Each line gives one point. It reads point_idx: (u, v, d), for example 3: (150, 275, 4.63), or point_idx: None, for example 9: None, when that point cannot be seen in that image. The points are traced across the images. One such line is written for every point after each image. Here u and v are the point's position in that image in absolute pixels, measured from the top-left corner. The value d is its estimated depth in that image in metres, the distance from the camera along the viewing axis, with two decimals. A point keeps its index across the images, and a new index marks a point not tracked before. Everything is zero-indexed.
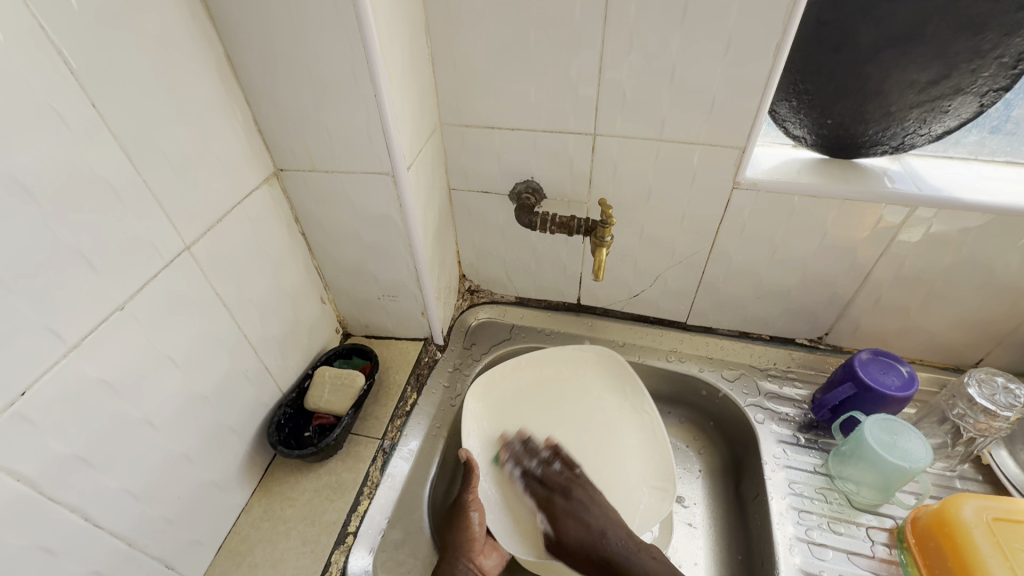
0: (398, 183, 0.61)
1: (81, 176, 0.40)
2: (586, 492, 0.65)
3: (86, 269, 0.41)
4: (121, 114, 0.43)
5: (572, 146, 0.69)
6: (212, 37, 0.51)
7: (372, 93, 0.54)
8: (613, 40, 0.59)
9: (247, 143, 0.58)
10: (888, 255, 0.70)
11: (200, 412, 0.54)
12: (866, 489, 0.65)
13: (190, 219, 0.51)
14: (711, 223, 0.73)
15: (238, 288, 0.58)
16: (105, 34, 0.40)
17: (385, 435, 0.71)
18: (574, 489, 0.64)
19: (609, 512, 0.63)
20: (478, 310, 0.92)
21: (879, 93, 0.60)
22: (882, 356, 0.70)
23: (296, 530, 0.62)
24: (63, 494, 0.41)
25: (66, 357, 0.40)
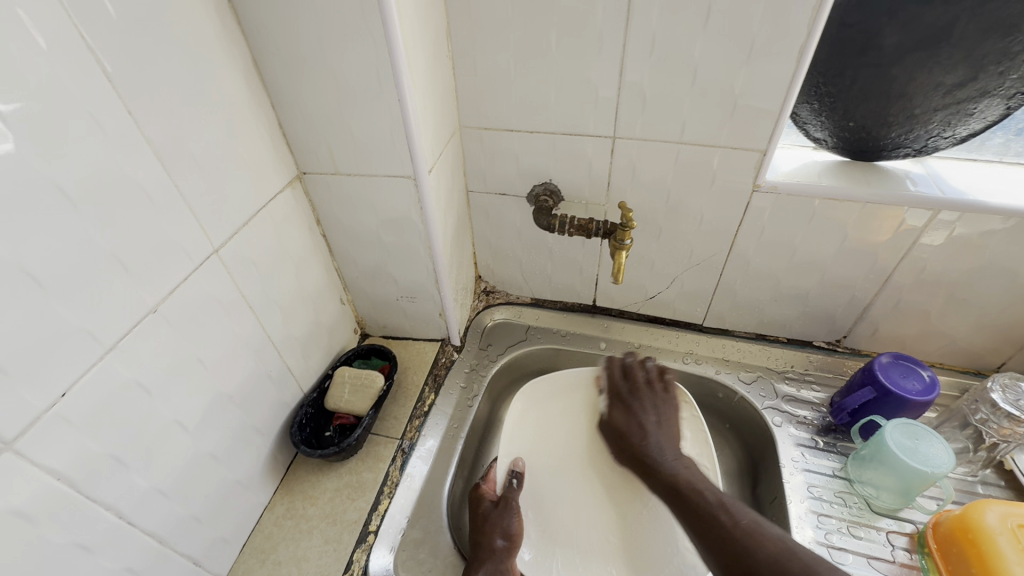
0: (419, 186, 0.62)
1: (116, 181, 0.41)
2: (653, 402, 0.68)
3: (121, 272, 0.42)
4: (153, 120, 0.43)
5: (592, 148, 0.69)
6: (239, 41, 0.52)
7: (394, 97, 0.54)
8: (635, 42, 0.59)
9: (272, 146, 0.58)
10: (910, 258, 0.69)
11: (226, 411, 0.55)
12: (886, 493, 0.65)
13: (218, 222, 0.51)
14: (729, 226, 0.73)
15: (262, 289, 0.59)
16: (138, 40, 0.41)
17: (404, 435, 0.72)
18: (634, 391, 0.69)
19: (665, 421, 0.66)
20: (494, 311, 0.92)
21: (903, 96, 0.59)
22: (902, 360, 0.70)
23: (318, 529, 0.63)
24: (98, 492, 0.42)
25: (103, 358, 0.41)
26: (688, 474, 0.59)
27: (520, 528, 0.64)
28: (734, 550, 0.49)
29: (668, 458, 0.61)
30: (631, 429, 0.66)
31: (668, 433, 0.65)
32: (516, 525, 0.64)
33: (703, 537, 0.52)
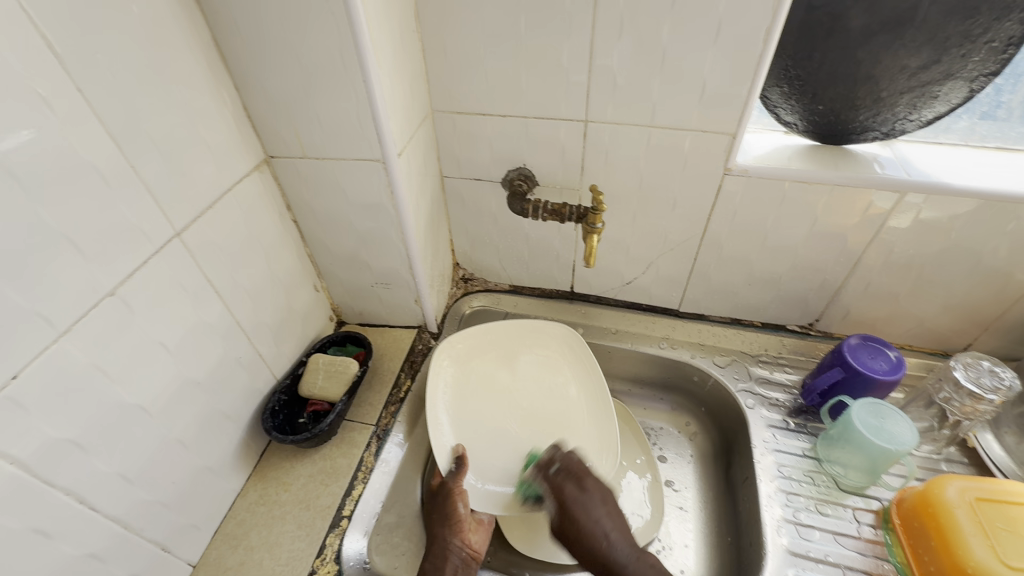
0: (389, 170, 0.61)
1: (69, 163, 0.40)
2: (583, 503, 0.58)
3: (77, 255, 0.41)
4: (107, 99, 0.42)
5: (564, 133, 0.69)
6: (199, 21, 0.51)
7: (361, 79, 0.53)
8: (604, 24, 0.58)
9: (237, 129, 0.57)
10: (877, 241, 0.70)
11: (193, 397, 0.55)
12: (853, 471, 0.67)
13: (180, 206, 0.51)
14: (702, 211, 0.73)
15: (229, 275, 0.59)
16: (88, 16, 0.40)
17: (379, 421, 0.72)
18: (581, 482, 0.60)
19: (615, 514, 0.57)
20: (473, 298, 0.93)
21: (870, 79, 0.60)
22: (870, 342, 0.71)
23: (292, 514, 0.63)
24: (57, 478, 0.42)
25: (57, 342, 0.40)
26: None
27: (463, 510, 0.62)
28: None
29: (627, 558, 0.54)
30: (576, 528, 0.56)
31: (613, 522, 0.57)
32: (461, 509, 0.62)
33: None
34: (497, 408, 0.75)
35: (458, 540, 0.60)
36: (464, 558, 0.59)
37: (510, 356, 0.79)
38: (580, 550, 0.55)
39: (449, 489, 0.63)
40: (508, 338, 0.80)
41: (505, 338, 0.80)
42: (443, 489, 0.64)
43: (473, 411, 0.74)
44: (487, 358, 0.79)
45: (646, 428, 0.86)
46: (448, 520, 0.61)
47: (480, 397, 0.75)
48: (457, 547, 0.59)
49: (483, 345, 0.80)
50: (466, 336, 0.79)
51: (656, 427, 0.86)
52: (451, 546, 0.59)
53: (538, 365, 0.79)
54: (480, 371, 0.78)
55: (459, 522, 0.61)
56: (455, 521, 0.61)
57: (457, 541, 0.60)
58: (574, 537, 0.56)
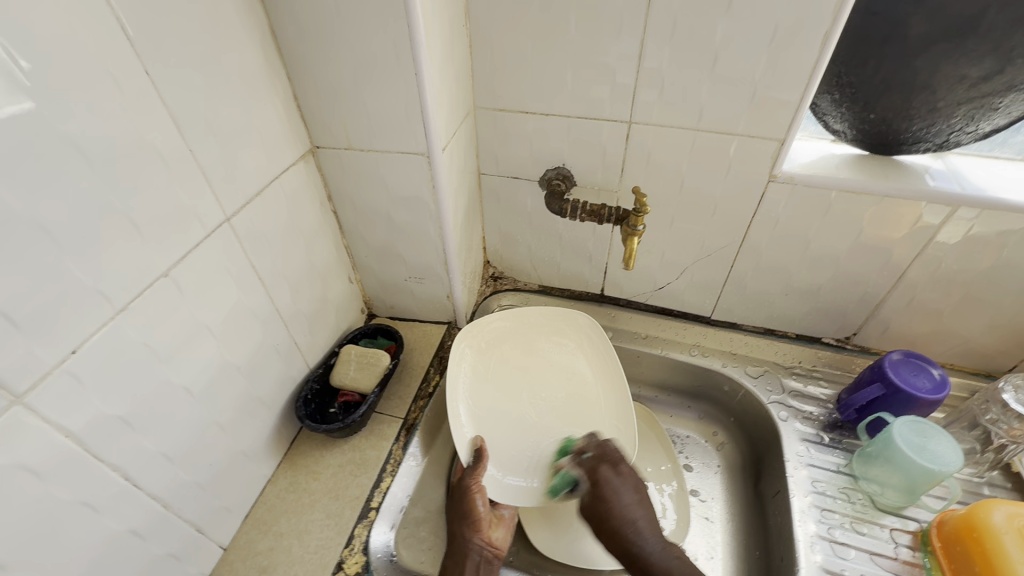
0: (432, 164, 0.61)
1: (134, 143, 0.41)
2: (615, 485, 0.60)
3: (136, 235, 0.42)
4: (170, 82, 0.43)
5: (607, 134, 0.69)
6: (258, 10, 0.51)
7: (412, 72, 0.54)
8: (656, 24, 0.58)
9: (287, 119, 0.58)
10: (924, 255, 0.68)
11: (232, 381, 0.55)
12: (890, 490, 0.65)
13: (232, 191, 0.51)
14: (744, 218, 0.72)
15: (272, 262, 0.59)
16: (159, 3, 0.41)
17: (408, 415, 0.72)
18: (620, 465, 0.62)
19: (644, 501, 0.59)
20: (502, 297, 0.92)
21: (926, 88, 0.58)
22: (913, 358, 0.69)
23: (321, 503, 0.63)
24: (105, 454, 0.42)
25: (114, 319, 0.41)
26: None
27: (482, 508, 0.61)
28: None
29: (655, 548, 0.55)
30: (608, 506, 0.58)
31: (641, 509, 0.58)
32: (480, 507, 0.61)
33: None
34: (518, 397, 0.74)
35: (479, 539, 0.60)
36: (485, 555, 0.59)
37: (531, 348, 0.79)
38: (605, 530, 0.57)
39: (467, 487, 0.62)
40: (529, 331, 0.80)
41: (527, 329, 0.80)
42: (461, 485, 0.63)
43: (495, 401, 0.73)
44: (510, 347, 0.78)
45: (672, 436, 0.85)
46: (467, 519, 0.60)
47: (501, 385, 0.74)
48: (477, 545, 0.59)
49: (506, 335, 0.79)
50: (487, 323, 0.78)
51: (683, 434, 0.85)
52: (470, 546, 0.59)
53: (558, 362, 0.78)
54: (501, 361, 0.77)
55: (477, 521, 0.60)
56: (474, 519, 0.61)
57: (479, 541, 0.60)
58: (604, 515, 0.58)
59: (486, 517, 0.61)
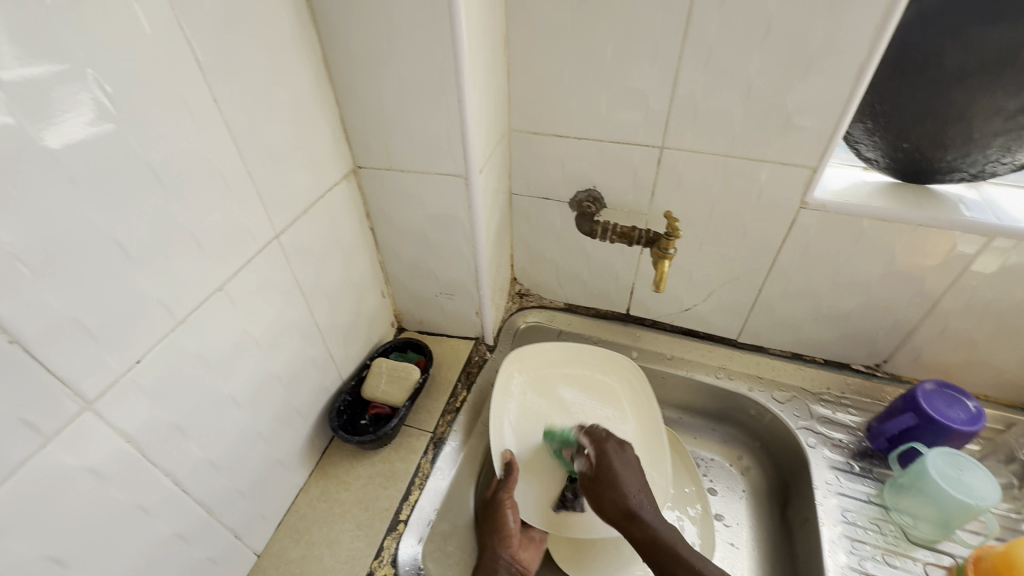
0: (469, 186, 0.63)
1: (199, 164, 0.43)
2: (620, 459, 0.64)
3: (196, 250, 0.44)
4: (232, 105, 0.45)
5: (638, 158, 0.70)
6: (313, 39, 0.54)
7: (455, 98, 0.56)
8: (691, 54, 0.59)
9: (333, 140, 0.61)
10: (958, 285, 0.68)
11: (273, 391, 0.57)
12: (923, 523, 0.64)
13: (282, 209, 0.54)
14: (773, 243, 0.72)
15: (313, 276, 0.61)
16: (227, 34, 0.44)
17: (436, 429, 0.73)
18: (621, 442, 0.66)
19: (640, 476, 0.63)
20: (528, 313, 0.94)
21: (962, 119, 0.58)
22: (947, 389, 0.68)
23: (351, 513, 0.64)
24: (160, 459, 0.44)
25: (174, 330, 0.43)
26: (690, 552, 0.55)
27: (513, 523, 0.63)
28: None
29: (654, 519, 0.59)
30: (613, 483, 0.61)
31: (642, 484, 0.62)
32: (511, 522, 0.64)
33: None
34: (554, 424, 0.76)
35: (508, 556, 0.61)
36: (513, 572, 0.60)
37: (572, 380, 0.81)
38: (610, 499, 0.61)
39: (500, 501, 0.65)
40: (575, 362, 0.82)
41: (571, 360, 0.82)
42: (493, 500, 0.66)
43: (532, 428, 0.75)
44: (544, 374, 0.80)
45: (696, 458, 0.85)
46: (498, 534, 0.62)
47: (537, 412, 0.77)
48: (506, 561, 0.60)
49: (549, 364, 0.81)
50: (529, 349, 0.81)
51: (707, 457, 0.85)
52: (500, 561, 0.60)
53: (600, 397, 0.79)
54: (538, 386, 0.80)
55: (508, 536, 0.62)
56: (505, 535, 0.62)
57: (508, 558, 0.61)
58: (613, 490, 0.61)
59: (516, 534, 0.63)
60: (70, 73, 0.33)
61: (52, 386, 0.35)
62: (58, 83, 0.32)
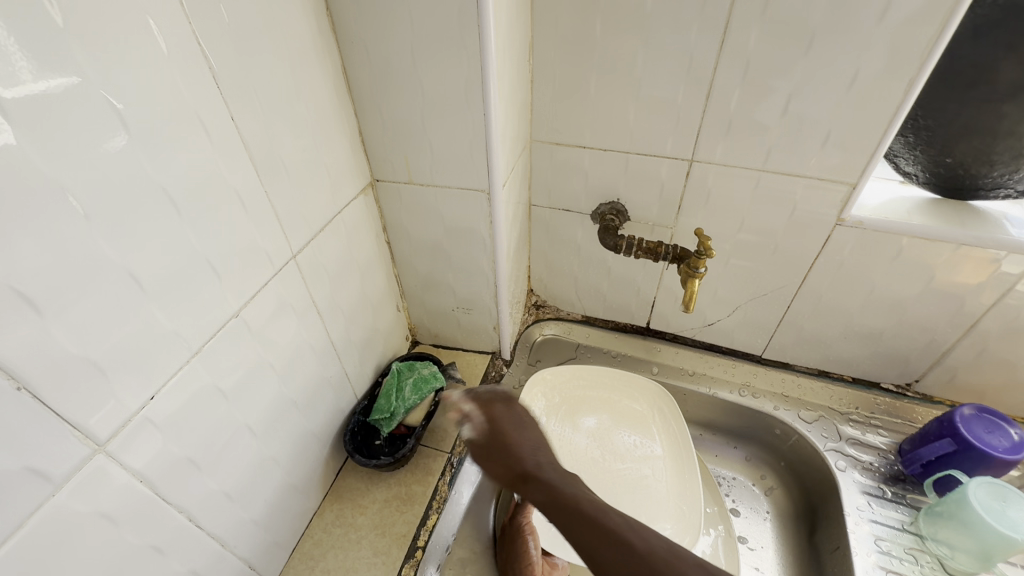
0: (491, 201, 0.61)
1: (216, 185, 0.41)
2: (513, 418, 0.53)
3: (211, 276, 0.42)
4: (249, 122, 0.43)
5: (666, 170, 0.67)
6: (331, 49, 0.52)
7: (480, 111, 0.53)
8: (728, 64, 0.56)
9: (350, 153, 0.58)
10: (1000, 306, 0.65)
11: (288, 416, 0.55)
12: (962, 554, 0.62)
13: (298, 228, 0.51)
14: (804, 259, 0.70)
15: (329, 295, 0.59)
16: (245, 47, 0.41)
17: (453, 449, 0.71)
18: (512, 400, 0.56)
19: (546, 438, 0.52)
20: (545, 325, 0.91)
21: (1013, 134, 0.55)
22: (986, 414, 0.65)
23: (367, 539, 0.62)
24: (174, 496, 0.42)
25: (189, 362, 0.41)
26: (625, 522, 0.37)
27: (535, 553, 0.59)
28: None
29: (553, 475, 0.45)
30: (503, 438, 0.50)
31: (544, 443, 0.51)
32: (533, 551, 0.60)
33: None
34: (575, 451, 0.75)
35: None
36: None
37: (595, 404, 0.80)
38: (501, 459, 0.48)
39: (519, 528, 0.62)
40: (599, 385, 0.81)
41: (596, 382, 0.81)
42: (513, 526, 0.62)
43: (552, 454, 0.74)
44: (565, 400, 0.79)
45: (718, 477, 0.82)
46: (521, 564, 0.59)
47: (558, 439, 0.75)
48: None
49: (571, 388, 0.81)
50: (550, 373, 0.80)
51: (729, 476, 0.82)
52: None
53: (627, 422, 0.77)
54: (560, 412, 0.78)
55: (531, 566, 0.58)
56: (528, 564, 0.59)
57: None
58: (502, 447, 0.49)
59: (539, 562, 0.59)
60: (81, 93, 0.31)
61: (61, 430, 0.33)
62: (67, 103, 0.30)
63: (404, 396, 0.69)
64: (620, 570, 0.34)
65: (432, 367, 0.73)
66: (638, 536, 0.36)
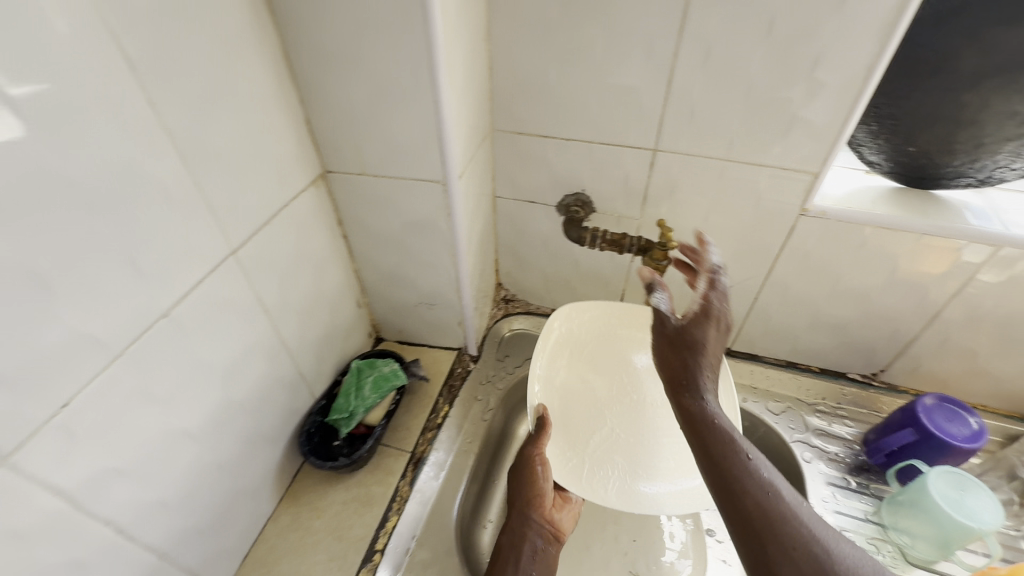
0: (449, 192, 0.59)
1: (135, 178, 0.38)
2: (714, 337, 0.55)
3: (133, 274, 0.39)
4: (174, 109, 0.40)
5: (630, 160, 0.66)
6: (270, 32, 0.49)
7: (431, 99, 0.51)
8: (688, 51, 0.55)
9: (298, 143, 0.55)
10: (961, 295, 0.65)
11: (234, 418, 0.53)
12: (921, 543, 0.62)
13: (238, 223, 0.49)
14: (770, 250, 0.69)
15: (278, 292, 0.56)
16: (166, 29, 0.38)
17: (416, 448, 0.69)
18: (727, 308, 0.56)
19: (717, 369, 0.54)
20: (513, 320, 0.89)
21: (973, 123, 0.54)
22: (947, 403, 0.65)
23: (323, 544, 0.60)
24: (96, 507, 0.39)
25: (108, 366, 0.38)
26: (784, 514, 0.41)
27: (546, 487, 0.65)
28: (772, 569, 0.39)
29: (714, 406, 0.50)
30: (688, 350, 0.54)
31: (718, 362, 0.54)
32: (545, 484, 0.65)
33: (740, 517, 0.42)
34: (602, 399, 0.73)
35: (540, 517, 0.65)
36: (544, 534, 0.64)
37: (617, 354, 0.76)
38: (682, 361, 0.54)
39: (532, 456, 0.66)
40: (613, 340, 0.76)
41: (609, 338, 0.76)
42: (526, 456, 0.67)
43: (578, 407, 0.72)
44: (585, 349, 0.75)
45: None
46: (529, 496, 0.65)
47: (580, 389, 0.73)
48: (536, 525, 0.64)
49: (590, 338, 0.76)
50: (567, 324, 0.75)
51: None
52: (531, 526, 0.64)
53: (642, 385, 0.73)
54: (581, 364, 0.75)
55: (540, 498, 0.65)
56: (537, 496, 0.65)
57: (540, 518, 0.65)
58: (693, 353, 0.54)
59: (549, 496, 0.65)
60: None
61: None
62: None
63: (364, 396, 0.68)
64: (729, 483, 0.44)
65: (394, 365, 0.72)
66: (776, 505, 0.42)
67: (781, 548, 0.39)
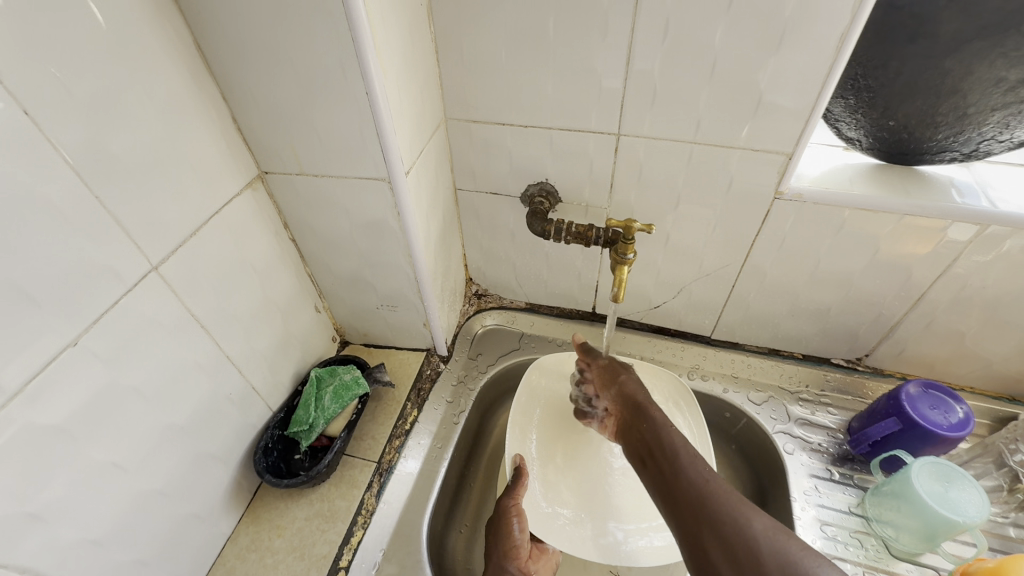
0: (395, 189, 0.54)
1: (15, 196, 0.34)
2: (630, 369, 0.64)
3: (24, 305, 0.36)
4: (61, 119, 0.36)
5: (592, 146, 0.62)
6: (177, 22, 0.44)
7: (362, 90, 0.46)
8: (645, 25, 0.50)
9: (225, 143, 0.51)
10: (947, 276, 0.62)
11: (174, 443, 0.50)
12: (906, 535, 0.59)
13: (157, 237, 0.45)
14: (745, 236, 0.65)
15: (218, 306, 0.53)
16: (38, 27, 0.34)
17: (382, 457, 0.66)
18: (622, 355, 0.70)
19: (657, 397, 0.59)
20: (485, 316, 0.86)
21: (956, 93, 0.50)
22: (932, 390, 0.63)
23: (284, 563, 0.58)
24: (9, 556, 0.37)
25: (5, 407, 0.35)
26: (716, 498, 0.43)
27: (520, 537, 0.60)
28: (705, 548, 0.41)
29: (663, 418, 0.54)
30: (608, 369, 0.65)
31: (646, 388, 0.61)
32: (518, 535, 0.60)
33: (679, 510, 0.45)
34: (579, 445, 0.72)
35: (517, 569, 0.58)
36: None
37: None
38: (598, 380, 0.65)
39: (506, 509, 0.62)
40: None
41: None
42: (501, 508, 0.63)
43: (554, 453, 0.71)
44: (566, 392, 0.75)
45: None
46: (504, 547, 0.59)
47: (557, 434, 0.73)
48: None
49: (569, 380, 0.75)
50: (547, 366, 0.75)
51: None
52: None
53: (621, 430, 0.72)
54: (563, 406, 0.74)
55: (516, 548, 0.59)
56: (511, 546, 0.59)
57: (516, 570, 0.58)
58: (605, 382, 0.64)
59: (525, 545, 0.60)
60: None
61: None
62: None
63: (324, 406, 0.65)
64: (660, 466, 0.50)
65: (355, 372, 0.69)
66: (707, 485, 0.45)
67: (715, 526, 0.41)
